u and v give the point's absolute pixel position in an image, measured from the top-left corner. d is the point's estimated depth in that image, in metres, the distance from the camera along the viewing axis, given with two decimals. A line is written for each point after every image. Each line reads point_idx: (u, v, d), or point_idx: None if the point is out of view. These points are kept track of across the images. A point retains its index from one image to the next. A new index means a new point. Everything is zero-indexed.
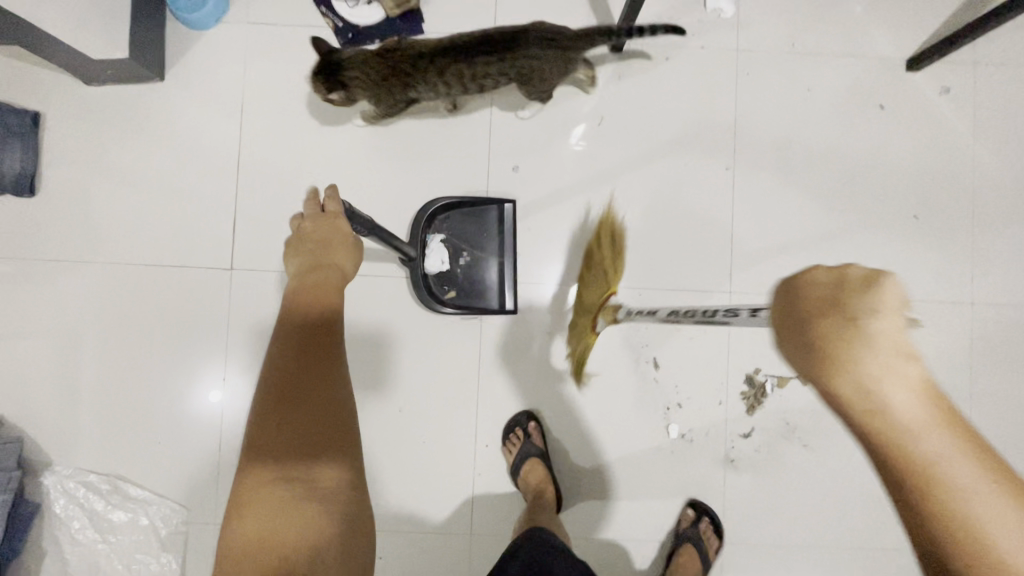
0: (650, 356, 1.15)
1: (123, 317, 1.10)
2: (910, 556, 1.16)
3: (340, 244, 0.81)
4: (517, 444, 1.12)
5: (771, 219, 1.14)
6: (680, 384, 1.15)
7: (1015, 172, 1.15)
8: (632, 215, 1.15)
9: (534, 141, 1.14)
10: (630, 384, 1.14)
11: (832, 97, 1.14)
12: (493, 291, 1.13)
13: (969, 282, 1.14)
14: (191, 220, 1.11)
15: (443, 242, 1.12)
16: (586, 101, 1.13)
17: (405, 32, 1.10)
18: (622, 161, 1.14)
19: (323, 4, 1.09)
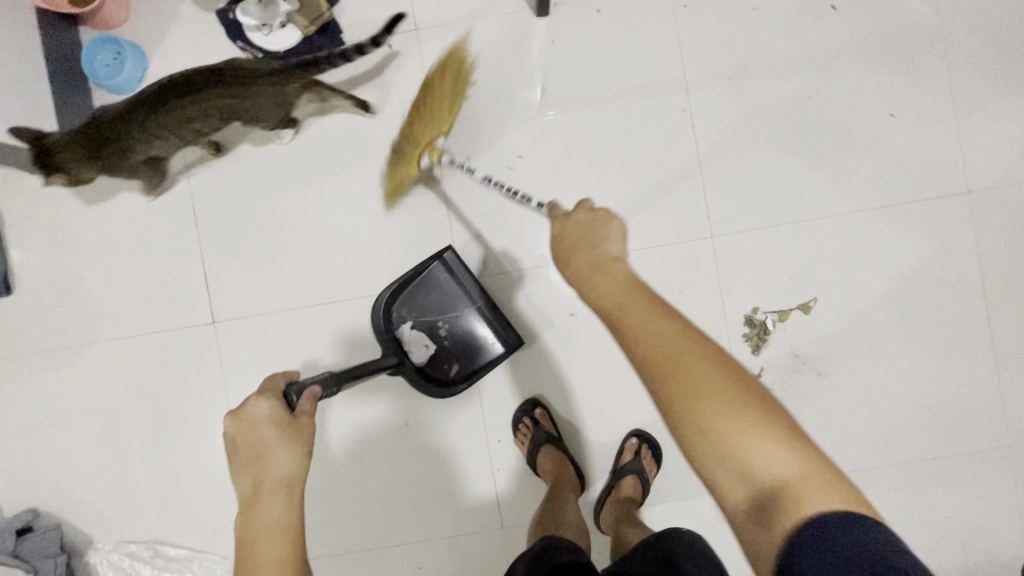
0: None
1: (122, 389, 1.12)
2: (966, 471, 1.07)
3: (269, 447, 0.68)
4: (528, 435, 1.06)
5: (739, 153, 1.08)
6: None
7: (989, 45, 1.07)
8: (594, 176, 1.09)
9: (477, 123, 1.09)
10: None
11: (777, 11, 1.07)
12: (489, 338, 1.05)
13: (961, 172, 1.07)
14: (158, 282, 1.11)
15: (414, 328, 1.04)
16: (522, 70, 1.08)
17: (327, 47, 1.08)
18: (573, 125, 1.08)
19: (239, 38, 1.07)
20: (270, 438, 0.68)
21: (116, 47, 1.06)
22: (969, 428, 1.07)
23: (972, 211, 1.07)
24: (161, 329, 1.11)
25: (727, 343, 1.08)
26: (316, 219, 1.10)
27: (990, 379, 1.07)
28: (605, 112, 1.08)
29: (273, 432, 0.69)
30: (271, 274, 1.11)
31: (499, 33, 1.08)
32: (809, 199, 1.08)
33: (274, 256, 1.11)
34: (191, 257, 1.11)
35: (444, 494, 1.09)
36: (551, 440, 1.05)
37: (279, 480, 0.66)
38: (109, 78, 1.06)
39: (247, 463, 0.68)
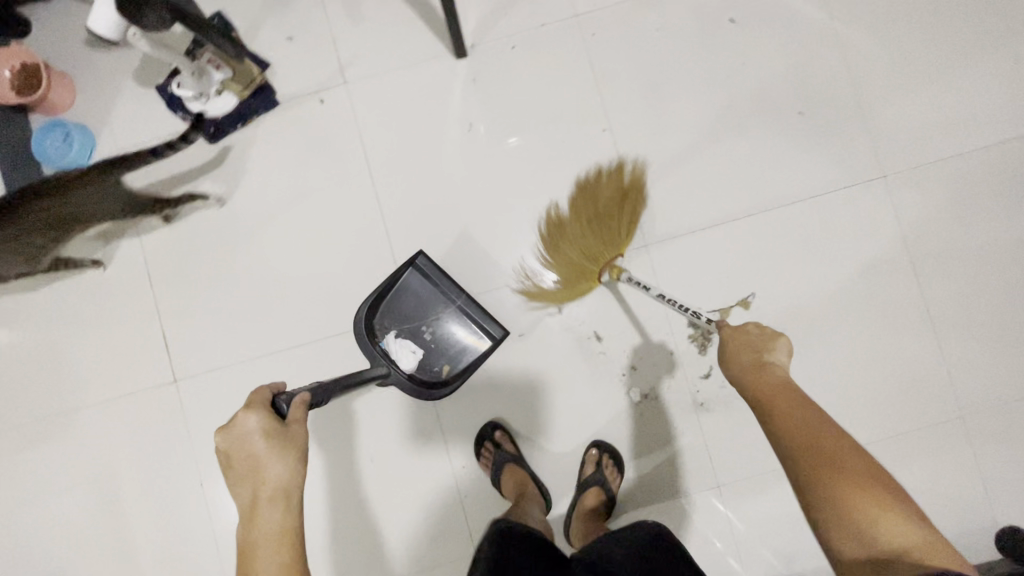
0: (590, 330, 1.11)
1: (90, 457, 1.14)
2: (921, 446, 1.08)
3: (260, 462, 0.66)
4: (491, 458, 1.08)
5: (664, 163, 1.13)
6: (628, 347, 1.11)
7: (883, 39, 1.14)
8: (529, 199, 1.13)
9: (412, 163, 1.14)
10: (578, 363, 1.11)
11: (681, 29, 1.14)
12: (477, 332, 1.02)
13: (876, 160, 1.12)
14: (120, 346, 1.15)
15: (399, 337, 1.01)
16: (449, 109, 1.14)
17: (261, 108, 1.15)
18: (502, 153, 1.14)
19: (178, 109, 1.14)
20: (261, 452, 0.67)
21: (63, 128, 1.13)
22: (919, 403, 1.09)
23: (891, 193, 1.12)
24: (126, 392, 1.14)
25: (675, 346, 1.11)
26: (266, 270, 1.15)
27: (933, 354, 1.10)
28: (530, 139, 1.14)
29: (263, 445, 0.67)
30: (230, 327, 1.14)
31: (423, 77, 1.15)
32: (735, 199, 1.12)
33: (229, 309, 1.14)
34: (151, 319, 1.15)
35: (416, 525, 1.10)
36: (516, 462, 1.07)
37: (274, 492, 0.66)
38: (61, 160, 1.13)
39: (242, 476, 0.67)
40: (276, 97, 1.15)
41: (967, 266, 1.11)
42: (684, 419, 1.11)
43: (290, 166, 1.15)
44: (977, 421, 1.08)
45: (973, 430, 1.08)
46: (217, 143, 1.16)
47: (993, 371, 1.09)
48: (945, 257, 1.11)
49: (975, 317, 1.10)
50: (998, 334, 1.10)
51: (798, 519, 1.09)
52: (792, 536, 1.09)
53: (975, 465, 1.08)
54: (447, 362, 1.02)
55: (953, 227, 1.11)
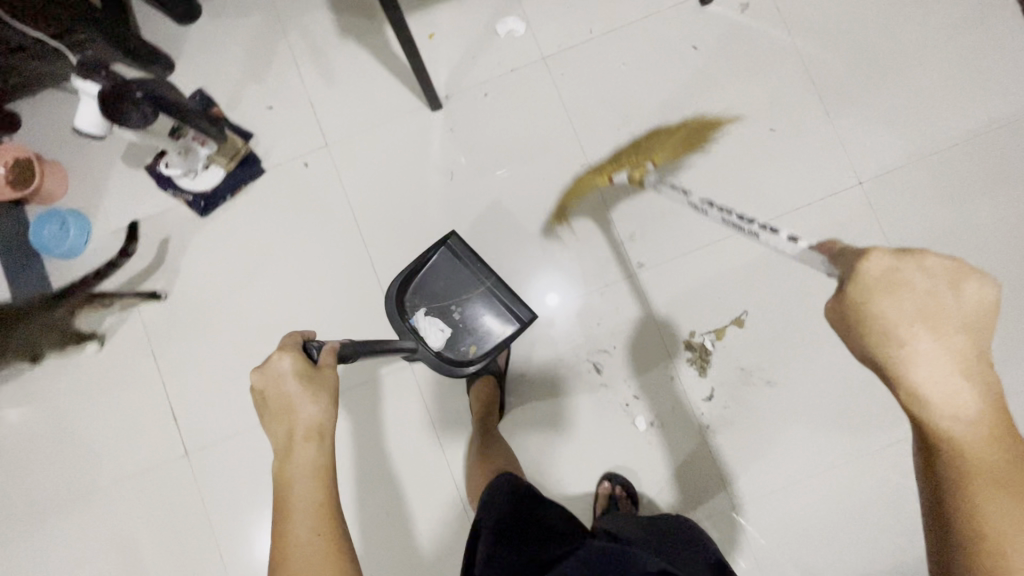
0: (589, 361, 1.13)
1: (109, 540, 1.15)
2: None
3: (293, 399, 0.70)
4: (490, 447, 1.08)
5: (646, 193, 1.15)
6: (628, 376, 1.12)
7: (842, 49, 1.16)
8: (516, 241, 1.15)
9: (399, 217, 1.17)
10: (581, 396, 1.12)
11: (647, 59, 1.17)
12: (503, 314, 1.05)
13: (852, 165, 1.14)
14: (130, 420, 1.16)
15: (428, 313, 1.03)
16: (428, 162, 1.17)
17: (249, 176, 1.18)
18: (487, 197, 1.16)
19: (169, 186, 1.17)
20: (295, 389, 0.70)
21: (59, 219, 1.16)
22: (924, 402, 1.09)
23: (868, 198, 1.13)
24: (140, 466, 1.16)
25: (675, 371, 1.12)
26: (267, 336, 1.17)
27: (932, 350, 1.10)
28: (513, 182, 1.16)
29: (298, 384, 0.71)
30: (236, 392, 1.16)
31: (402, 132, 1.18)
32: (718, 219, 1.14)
33: (235, 378, 1.17)
34: (159, 391, 1.17)
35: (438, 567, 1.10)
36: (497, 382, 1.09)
37: (309, 428, 0.69)
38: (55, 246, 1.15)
39: (277, 413, 0.70)
40: (262, 164, 1.19)
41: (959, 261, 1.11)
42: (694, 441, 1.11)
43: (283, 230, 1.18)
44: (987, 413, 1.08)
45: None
46: (209, 215, 1.18)
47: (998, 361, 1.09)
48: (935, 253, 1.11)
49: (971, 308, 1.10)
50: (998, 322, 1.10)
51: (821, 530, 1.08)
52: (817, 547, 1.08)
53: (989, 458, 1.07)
54: (473, 342, 1.05)
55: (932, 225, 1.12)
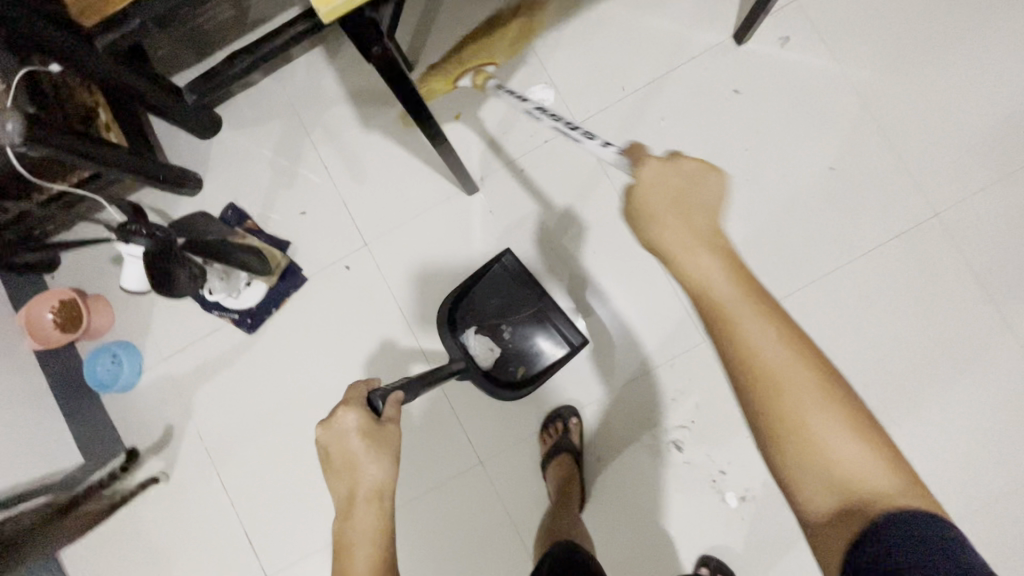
0: (671, 441, 1.04)
1: None
2: None
3: (355, 462, 0.67)
4: (557, 464, 1.01)
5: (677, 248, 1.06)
6: (718, 454, 1.03)
7: (908, 71, 1.01)
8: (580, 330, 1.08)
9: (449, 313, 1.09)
10: (671, 484, 1.04)
11: (671, 106, 1.03)
12: (556, 339, 1.05)
13: (920, 196, 0.99)
14: (200, 546, 1.11)
15: (478, 332, 1.05)
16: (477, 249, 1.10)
17: (292, 287, 1.12)
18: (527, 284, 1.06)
19: (213, 307, 1.11)
20: (357, 451, 0.67)
21: (110, 352, 1.13)
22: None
23: (969, 220, 0.98)
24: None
25: None
26: None
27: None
28: (553, 262, 1.09)
29: (362, 446, 0.68)
30: (302, 511, 1.10)
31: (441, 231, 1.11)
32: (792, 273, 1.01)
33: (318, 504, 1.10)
34: (224, 511, 1.11)
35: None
36: (573, 455, 1.02)
37: (368, 491, 0.66)
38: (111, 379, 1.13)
39: (340, 472, 0.68)
40: (300, 267, 1.12)
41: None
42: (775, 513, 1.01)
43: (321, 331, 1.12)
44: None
45: None
46: (258, 330, 1.13)
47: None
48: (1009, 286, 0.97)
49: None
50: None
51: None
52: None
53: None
54: (519, 362, 1.06)
55: None
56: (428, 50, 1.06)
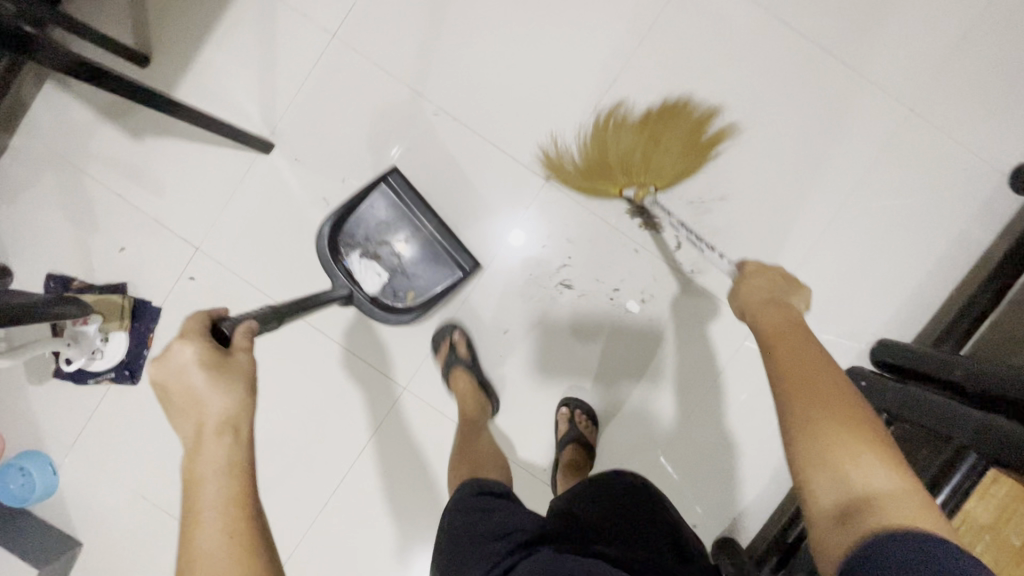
0: (559, 279, 1.15)
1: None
2: (880, 137, 1.12)
3: (192, 409, 0.60)
4: (444, 354, 1.15)
5: (451, 137, 1.14)
6: (598, 277, 1.15)
7: None
8: (417, 177, 1.15)
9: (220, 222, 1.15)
10: (554, 321, 1.16)
11: None
12: (446, 259, 1.14)
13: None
14: None
15: (362, 258, 1.14)
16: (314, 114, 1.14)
17: (147, 322, 1.16)
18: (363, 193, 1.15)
19: (89, 376, 1.16)
20: (198, 394, 0.60)
21: (15, 467, 1.15)
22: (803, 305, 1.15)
23: None
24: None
25: (654, 278, 1.14)
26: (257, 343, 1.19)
27: (749, 207, 1.14)
28: (285, 194, 1.14)
29: (204, 380, 0.60)
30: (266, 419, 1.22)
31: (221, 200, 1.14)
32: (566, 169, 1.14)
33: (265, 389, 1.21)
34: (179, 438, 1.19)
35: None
36: (465, 365, 1.13)
37: (223, 424, 0.60)
38: (74, 489, 1.20)
39: (181, 411, 0.61)
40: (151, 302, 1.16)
41: (767, 140, 1.12)
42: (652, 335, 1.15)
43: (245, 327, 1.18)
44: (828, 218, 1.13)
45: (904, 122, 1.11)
46: (139, 381, 1.17)
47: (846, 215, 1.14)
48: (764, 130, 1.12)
49: (789, 181, 1.13)
50: (840, 218, 1.14)
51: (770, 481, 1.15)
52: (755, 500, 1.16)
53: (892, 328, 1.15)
54: (409, 287, 1.15)
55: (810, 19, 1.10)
56: (156, 61, 1.15)
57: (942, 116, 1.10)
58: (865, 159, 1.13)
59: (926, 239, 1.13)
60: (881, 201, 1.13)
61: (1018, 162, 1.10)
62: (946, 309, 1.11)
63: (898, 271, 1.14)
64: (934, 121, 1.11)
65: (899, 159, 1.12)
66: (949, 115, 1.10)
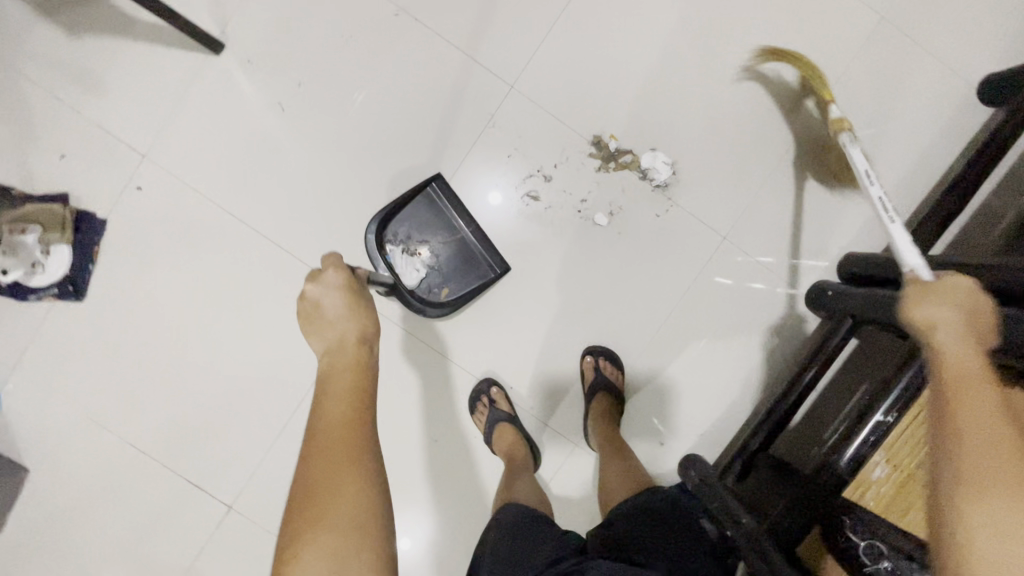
0: (529, 190, 1.13)
1: (260, 518, 1.17)
2: (846, 52, 1.13)
3: (326, 319, 0.78)
4: (486, 412, 1.12)
5: (413, 42, 1.11)
6: (570, 188, 1.13)
7: None
8: (383, 82, 1.11)
9: (174, 130, 1.10)
10: (528, 234, 1.14)
11: None
12: (484, 260, 1.13)
13: None
14: (155, 422, 1.16)
15: (403, 253, 1.12)
16: (272, 16, 1.09)
17: (92, 235, 1.10)
18: (322, 100, 1.11)
19: (30, 292, 1.10)
20: (332, 306, 0.78)
21: None
22: (772, 215, 1.15)
23: None
24: (179, 560, 1.16)
25: (626, 190, 1.14)
26: (211, 257, 1.13)
27: (719, 115, 1.14)
28: (239, 99, 1.10)
29: (343, 301, 0.78)
30: (221, 340, 1.15)
31: (175, 106, 1.10)
32: (531, 76, 1.12)
33: (218, 307, 1.14)
34: (131, 356, 1.14)
35: (421, 517, 1.15)
36: (508, 420, 1.10)
37: (353, 336, 0.76)
38: (18, 412, 1.14)
39: (323, 323, 0.78)
40: (95, 214, 1.10)
41: (734, 48, 1.14)
42: (625, 248, 1.15)
43: (196, 239, 1.12)
44: (796, 133, 1.14)
45: (864, 33, 1.13)
46: (84, 296, 1.12)
47: (816, 123, 1.14)
48: (730, 42, 1.13)
49: (761, 91, 1.14)
50: (810, 126, 1.14)
51: (737, 392, 1.16)
52: (723, 410, 1.16)
53: (859, 237, 1.15)
54: (445, 285, 1.14)
55: None
56: None
57: (905, 24, 1.12)
58: (831, 73, 1.13)
59: (894, 146, 1.14)
60: (846, 113, 1.14)
61: (978, 72, 1.13)
62: (911, 219, 1.13)
63: (869, 181, 1.14)
64: (895, 26, 1.13)
65: (865, 66, 1.13)
66: (914, 22, 1.13)
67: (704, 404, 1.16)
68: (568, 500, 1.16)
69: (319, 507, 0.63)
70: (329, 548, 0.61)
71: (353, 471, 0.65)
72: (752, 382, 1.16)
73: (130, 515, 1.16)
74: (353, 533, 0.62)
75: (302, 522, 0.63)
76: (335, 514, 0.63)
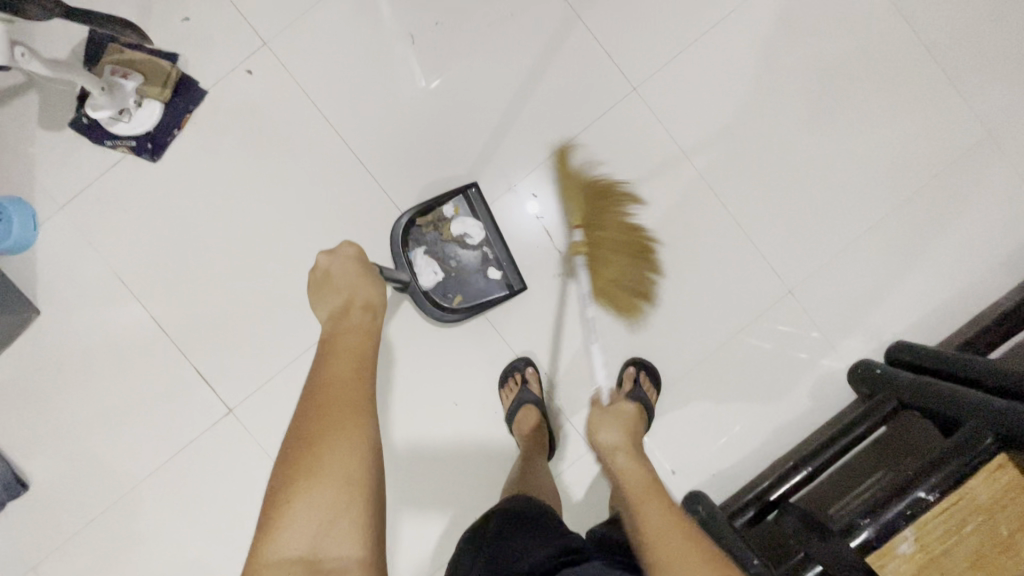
0: (618, 189, 1.15)
1: (259, 428, 1.13)
2: (947, 154, 1.18)
3: (335, 287, 0.74)
4: (515, 390, 1.11)
5: (554, 20, 1.14)
6: (657, 199, 1.16)
7: None
8: (515, 47, 1.13)
9: (302, 30, 1.10)
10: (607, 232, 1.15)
11: None
12: (501, 276, 1.13)
13: None
14: (182, 304, 1.12)
15: (426, 255, 1.12)
16: None
17: (188, 101, 1.09)
18: (452, 46, 1.12)
19: (107, 138, 1.09)
20: (343, 276, 0.75)
21: None
22: (835, 284, 1.18)
23: None
24: (164, 447, 1.12)
25: (710, 217, 1.16)
26: (296, 159, 1.12)
27: (814, 176, 1.18)
28: (374, 21, 1.11)
29: (356, 274, 0.75)
30: (278, 241, 1.13)
31: (309, 7, 1.10)
32: (654, 87, 1.15)
33: (286, 209, 1.12)
34: (182, 232, 1.12)
35: (421, 472, 1.13)
36: (535, 404, 1.09)
37: (359, 302, 0.73)
38: (51, 254, 1.10)
39: (333, 291, 0.74)
40: (196, 82, 1.09)
41: (846, 121, 1.17)
42: (693, 272, 1.16)
43: (286, 139, 1.11)
44: (881, 214, 1.18)
45: (968, 139, 1.18)
46: (159, 158, 1.10)
47: (899, 211, 1.18)
48: (844, 113, 1.17)
49: (859, 166, 1.18)
50: (894, 212, 1.18)
51: (757, 444, 1.16)
52: (741, 457, 1.16)
53: (912, 331, 1.17)
54: (459, 293, 1.14)
55: (907, 27, 1.17)
56: None
57: (1007, 144, 1.18)
58: (928, 170, 1.18)
59: (967, 253, 1.18)
60: (932, 210, 1.18)
61: None
62: (967, 326, 1.15)
63: (938, 280, 1.17)
64: (997, 143, 1.18)
65: (962, 173, 1.18)
66: (1015, 146, 1.18)
67: (722, 445, 1.16)
68: (565, 502, 1.13)
69: (314, 456, 0.59)
70: (326, 495, 0.58)
71: (345, 432, 0.61)
72: (778, 437, 1.16)
73: (129, 388, 1.12)
74: (346, 485, 0.59)
75: (296, 470, 0.59)
76: (331, 466, 0.59)
